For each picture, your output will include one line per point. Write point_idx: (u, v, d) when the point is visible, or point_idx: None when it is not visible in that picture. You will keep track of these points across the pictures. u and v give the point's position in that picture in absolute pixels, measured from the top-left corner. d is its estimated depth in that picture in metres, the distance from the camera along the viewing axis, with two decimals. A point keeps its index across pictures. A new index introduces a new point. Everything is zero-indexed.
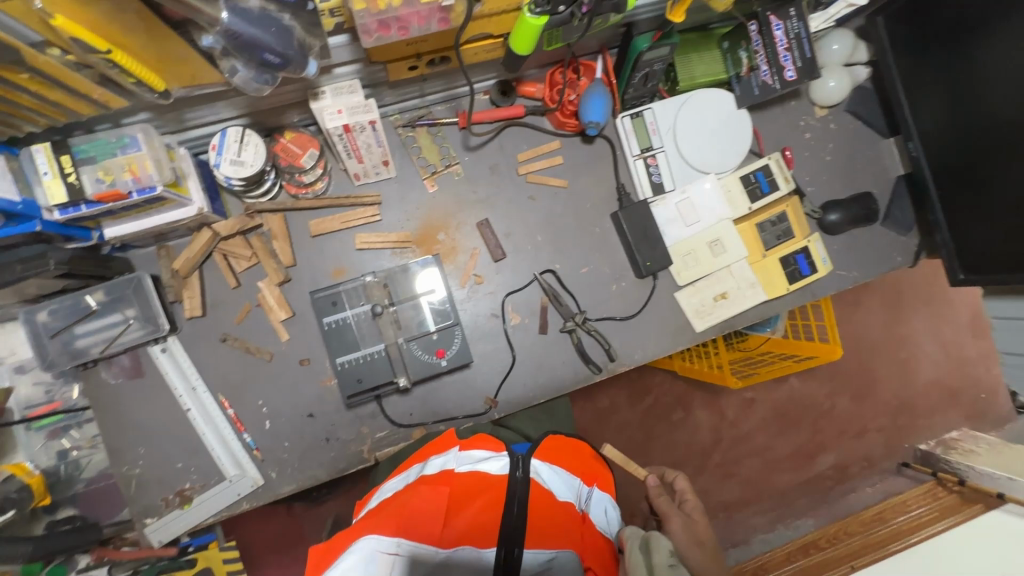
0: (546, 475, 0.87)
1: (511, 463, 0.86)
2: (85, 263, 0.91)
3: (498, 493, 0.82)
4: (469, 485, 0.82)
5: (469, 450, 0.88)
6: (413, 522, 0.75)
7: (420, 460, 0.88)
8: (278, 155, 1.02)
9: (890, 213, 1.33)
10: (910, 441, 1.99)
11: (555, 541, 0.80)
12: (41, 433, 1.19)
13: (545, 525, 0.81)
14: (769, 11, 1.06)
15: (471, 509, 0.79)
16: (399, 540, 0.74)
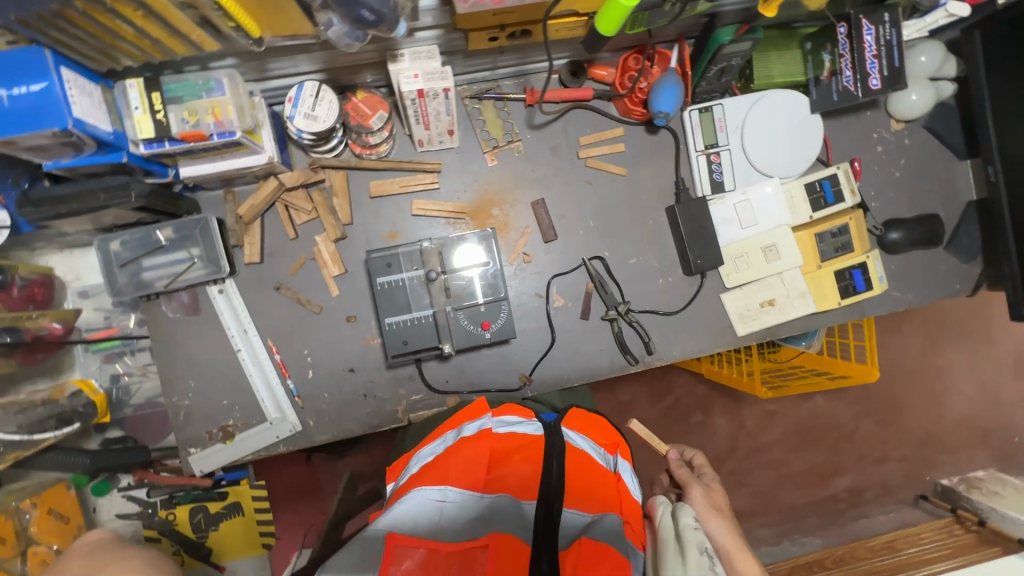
0: (576, 441, 0.91)
1: (544, 427, 0.91)
2: (160, 198, 0.95)
3: (534, 448, 0.87)
4: (507, 443, 0.87)
5: (502, 416, 0.92)
6: (459, 472, 0.81)
7: (454, 428, 0.89)
8: (348, 114, 1.04)
9: (954, 238, 1.28)
10: (931, 475, 1.94)
11: (592, 498, 0.83)
12: (97, 356, 1.23)
13: (581, 483, 0.84)
14: (862, 15, 1.01)
15: (512, 464, 0.84)
16: (446, 490, 0.79)
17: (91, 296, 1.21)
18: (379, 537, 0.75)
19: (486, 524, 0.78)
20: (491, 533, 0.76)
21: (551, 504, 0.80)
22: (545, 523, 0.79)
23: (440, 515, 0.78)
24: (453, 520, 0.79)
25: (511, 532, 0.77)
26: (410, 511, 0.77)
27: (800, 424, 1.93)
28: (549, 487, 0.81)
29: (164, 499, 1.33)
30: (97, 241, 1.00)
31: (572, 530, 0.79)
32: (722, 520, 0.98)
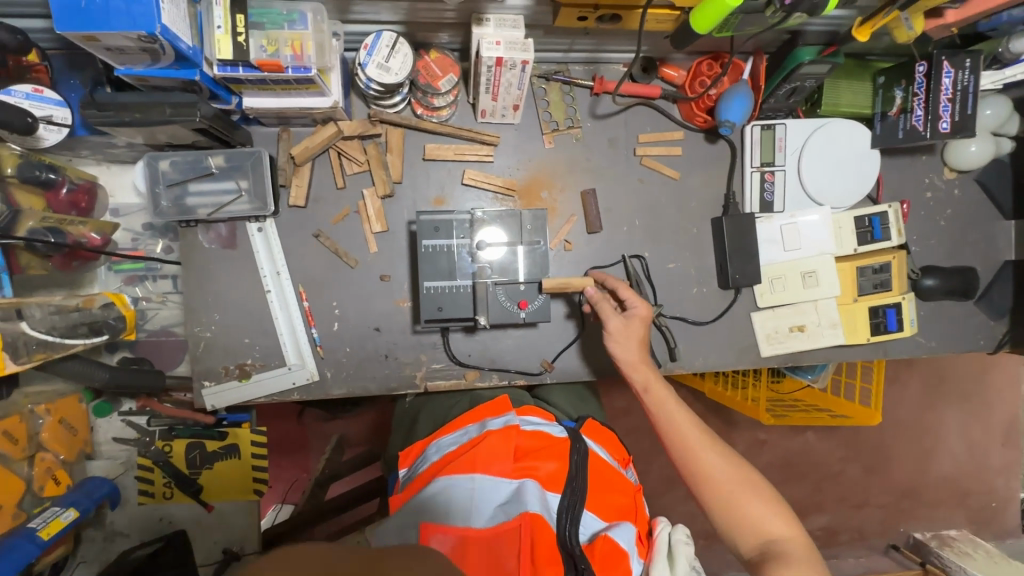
0: (594, 447, 0.91)
1: (567, 430, 0.90)
2: (221, 124, 0.93)
3: (559, 447, 0.85)
4: (531, 441, 0.86)
5: (524, 415, 0.93)
6: (487, 460, 0.79)
7: (476, 421, 0.90)
8: (419, 72, 1.02)
9: (986, 294, 1.29)
10: (906, 526, 1.95)
11: (611, 506, 0.82)
12: (119, 276, 1.21)
13: (602, 490, 0.83)
14: (945, 56, 1.00)
15: (538, 457, 0.82)
16: (476, 477, 0.77)
17: (124, 215, 1.18)
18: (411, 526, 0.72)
19: (518, 505, 0.73)
20: (524, 514, 0.71)
21: (574, 506, 0.77)
22: (569, 513, 0.75)
23: (471, 504, 0.74)
24: (484, 509, 0.74)
25: (541, 513, 0.72)
26: (441, 499, 0.75)
27: (786, 459, 1.90)
28: (575, 485, 0.79)
29: (163, 430, 1.32)
30: (147, 159, 1.00)
31: (591, 531, 0.78)
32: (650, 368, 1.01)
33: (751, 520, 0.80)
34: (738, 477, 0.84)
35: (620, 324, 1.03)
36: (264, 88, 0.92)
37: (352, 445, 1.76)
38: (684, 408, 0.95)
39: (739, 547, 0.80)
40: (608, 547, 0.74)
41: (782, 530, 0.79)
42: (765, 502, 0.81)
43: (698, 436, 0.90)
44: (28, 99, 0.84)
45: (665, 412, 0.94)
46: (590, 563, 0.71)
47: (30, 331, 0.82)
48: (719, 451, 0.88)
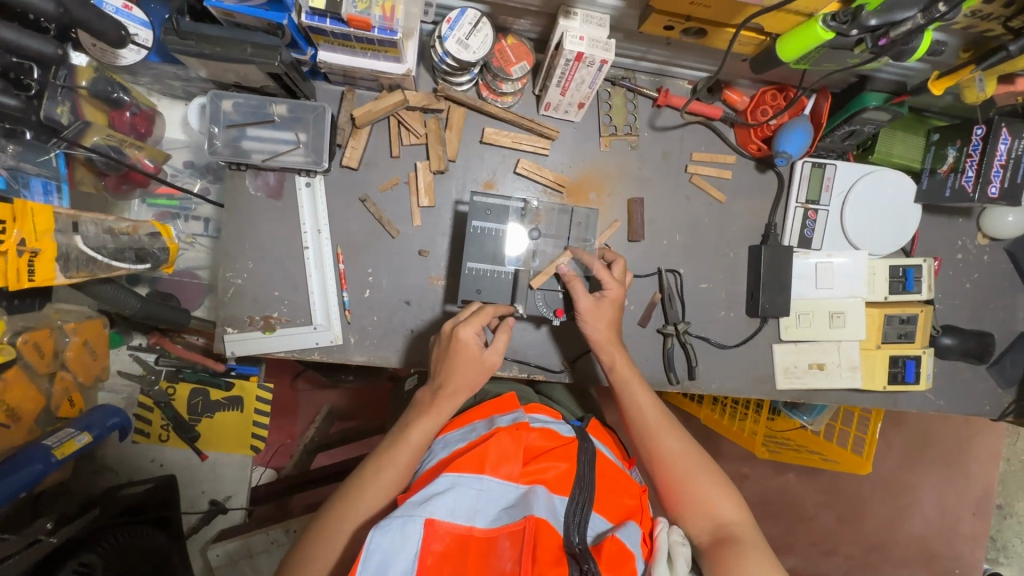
0: (600, 446, 0.90)
1: (573, 429, 0.90)
2: (295, 74, 0.93)
3: (566, 447, 0.84)
4: (542, 440, 0.84)
5: (531, 412, 0.92)
6: (497, 460, 0.75)
7: (484, 416, 0.87)
8: (494, 54, 1.01)
9: (1000, 361, 1.31)
10: None
11: (617, 506, 0.80)
12: (151, 210, 1.19)
13: (610, 489, 0.82)
14: (1005, 122, 1.03)
15: (546, 458, 0.80)
16: (484, 479, 0.73)
17: (169, 150, 1.16)
18: (416, 523, 0.66)
19: (524, 508, 0.71)
20: (529, 516, 0.68)
21: (583, 508, 0.75)
22: (575, 518, 0.74)
23: (476, 506, 0.71)
24: (489, 511, 0.71)
25: (545, 518, 0.70)
26: (448, 496, 0.70)
27: (766, 497, 1.90)
28: (583, 485, 0.78)
29: (170, 371, 1.30)
30: (211, 96, 1.00)
31: (598, 532, 0.76)
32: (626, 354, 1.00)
33: (704, 504, 0.83)
34: (692, 464, 0.87)
35: (591, 304, 0.97)
36: (344, 44, 0.92)
37: (339, 419, 1.75)
38: (649, 394, 0.96)
39: (692, 529, 0.83)
40: (615, 547, 0.70)
41: (735, 514, 0.82)
42: (720, 489, 0.84)
43: (660, 423, 0.92)
44: (117, 14, 0.86)
45: (632, 399, 0.96)
46: (595, 562, 0.68)
47: (83, 247, 0.82)
48: (680, 439, 0.90)
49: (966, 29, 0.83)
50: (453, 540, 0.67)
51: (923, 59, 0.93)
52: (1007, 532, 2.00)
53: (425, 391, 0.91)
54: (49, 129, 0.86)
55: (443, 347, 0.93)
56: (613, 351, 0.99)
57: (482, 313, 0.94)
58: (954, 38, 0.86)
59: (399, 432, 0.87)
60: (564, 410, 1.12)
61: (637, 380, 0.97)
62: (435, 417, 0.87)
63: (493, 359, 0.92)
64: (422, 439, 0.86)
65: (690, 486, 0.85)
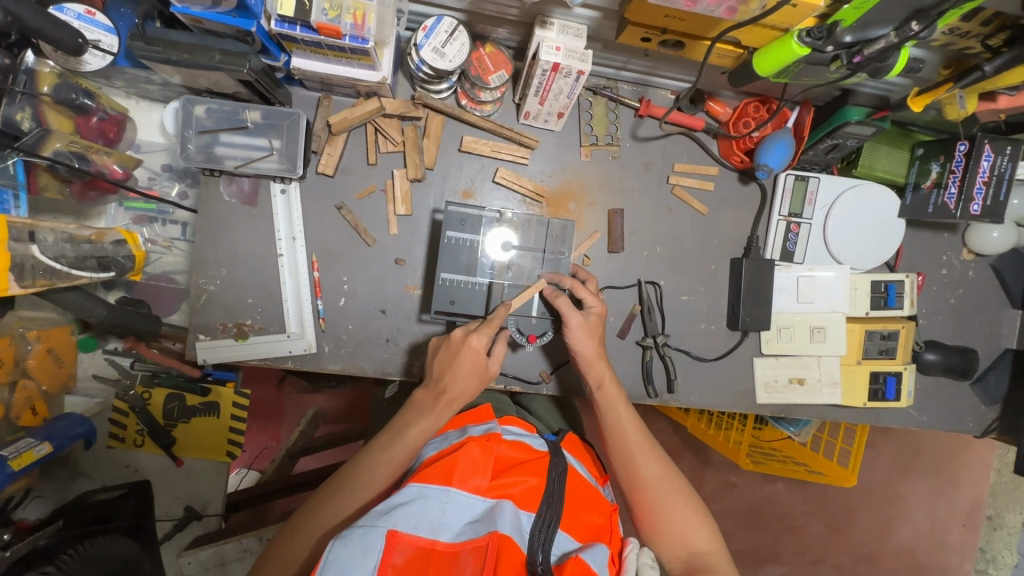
0: (574, 463, 0.87)
1: (546, 444, 0.87)
2: (267, 80, 0.92)
3: (537, 461, 0.81)
4: (513, 451, 0.81)
5: (505, 425, 0.89)
6: (465, 473, 0.73)
7: (456, 427, 0.85)
8: (471, 63, 1.00)
9: (984, 378, 1.29)
10: None
11: (585, 525, 0.78)
12: (128, 214, 1.18)
13: (579, 507, 0.79)
14: (987, 139, 1.02)
15: (516, 472, 0.77)
16: (450, 491, 0.71)
17: (145, 153, 1.15)
18: (377, 534, 0.64)
19: (488, 523, 0.68)
20: (493, 532, 0.66)
21: (549, 526, 0.72)
22: (540, 535, 0.71)
23: (439, 519, 0.68)
24: (453, 524, 0.69)
25: (511, 535, 0.67)
26: (412, 507, 0.68)
27: (752, 507, 1.89)
28: (551, 502, 0.75)
29: (145, 375, 1.29)
30: (184, 101, 0.99)
31: (564, 552, 0.72)
32: (610, 373, 0.98)
33: (678, 531, 0.83)
34: (669, 488, 0.86)
35: (583, 321, 0.96)
36: (317, 51, 0.91)
37: (325, 422, 1.74)
38: (632, 412, 0.94)
39: (662, 554, 0.83)
40: (578, 570, 0.67)
41: (708, 544, 0.82)
42: (694, 517, 0.84)
43: (640, 444, 0.90)
44: (79, 20, 0.84)
45: (614, 417, 0.93)
46: None
47: (40, 256, 0.82)
48: (660, 462, 0.89)
49: (945, 46, 0.82)
50: (414, 554, 0.65)
51: (903, 75, 0.92)
52: (996, 545, 1.98)
53: (423, 392, 0.88)
54: (7, 137, 0.86)
55: (448, 352, 0.91)
56: (596, 368, 0.97)
57: (495, 323, 0.92)
58: (934, 55, 0.85)
59: (396, 430, 0.84)
60: (541, 423, 1.12)
61: (620, 399, 0.95)
62: (433, 420, 0.85)
63: (496, 368, 0.92)
64: (418, 440, 0.83)
65: (664, 512, 0.84)
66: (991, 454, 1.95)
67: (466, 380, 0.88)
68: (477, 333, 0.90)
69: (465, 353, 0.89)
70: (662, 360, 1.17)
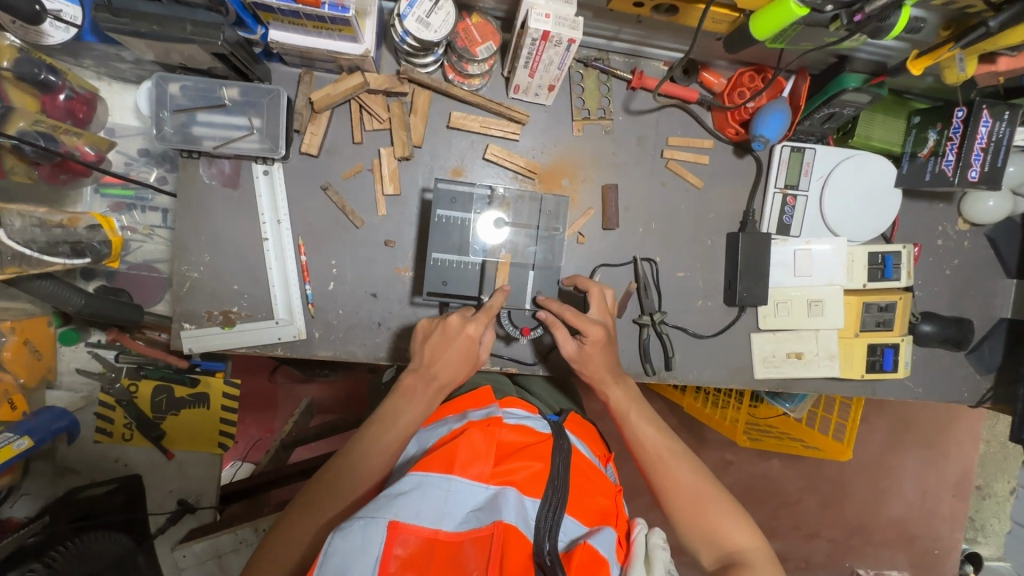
0: (577, 444, 0.86)
1: (549, 425, 0.85)
2: (243, 54, 0.88)
3: (541, 444, 0.78)
4: (515, 435, 0.79)
5: (506, 407, 0.87)
6: (467, 460, 0.70)
7: (456, 412, 0.84)
8: (458, 34, 0.96)
9: (979, 348, 1.29)
10: (852, 562, 1.95)
11: (592, 508, 0.76)
12: (105, 200, 1.14)
13: (586, 488, 0.78)
14: (985, 105, 1.00)
15: (520, 457, 0.75)
16: (453, 479, 0.68)
17: (120, 137, 1.11)
18: (378, 525, 0.62)
19: (492, 511, 0.67)
20: (497, 522, 0.65)
21: (555, 511, 0.70)
22: (547, 522, 0.69)
23: (442, 507, 0.67)
24: (456, 513, 0.67)
25: (516, 524, 0.66)
26: (413, 496, 0.66)
27: (749, 484, 1.90)
28: (556, 486, 0.73)
29: (131, 368, 1.26)
30: (156, 79, 0.94)
31: (570, 538, 0.71)
32: (623, 387, 0.98)
33: (715, 532, 0.82)
34: (700, 492, 0.85)
35: (575, 350, 0.97)
36: (295, 22, 0.87)
37: (321, 412, 1.72)
38: (652, 422, 0.93)
39: (703, 557, 0.83)
40: (587, 556, 0.66)
41: (748, 541, 0.81)
42: (729, 516, 0.82)
43: (665, 452, 0.89)
44: None
45: (635, 430, 0.93)
46: (564, 572, 0.64)
47: (8, 241, 0.80)
48: (688, 465, 0.88)
49: (946, 5, 0.79)
50: (418, 544, 0.63)
51: (902, 37, 0.89)
52: (987, 513, 2.01)
53: (411, 376, 0.87)
54: None
55: (437, 335, 0.89)
56: (609, 388, 0.98)
57: (488, 312, 0.90)
58: (935, 14, 0.82)
59: (386, 418, 0.82)
60: (543, 403, 1.09)
61: (636, 413, 0.95)
62: (425, 404, 0.85)
63: (485, 355, 0.92)
64: (410, 428, 0.83)
65: (699, 515, 0.83)
66: (982, 424, 1.97)
67: (457, 365, 0.88)
68: (474, 320, 0.89)
69: (460, 340, 0.88)
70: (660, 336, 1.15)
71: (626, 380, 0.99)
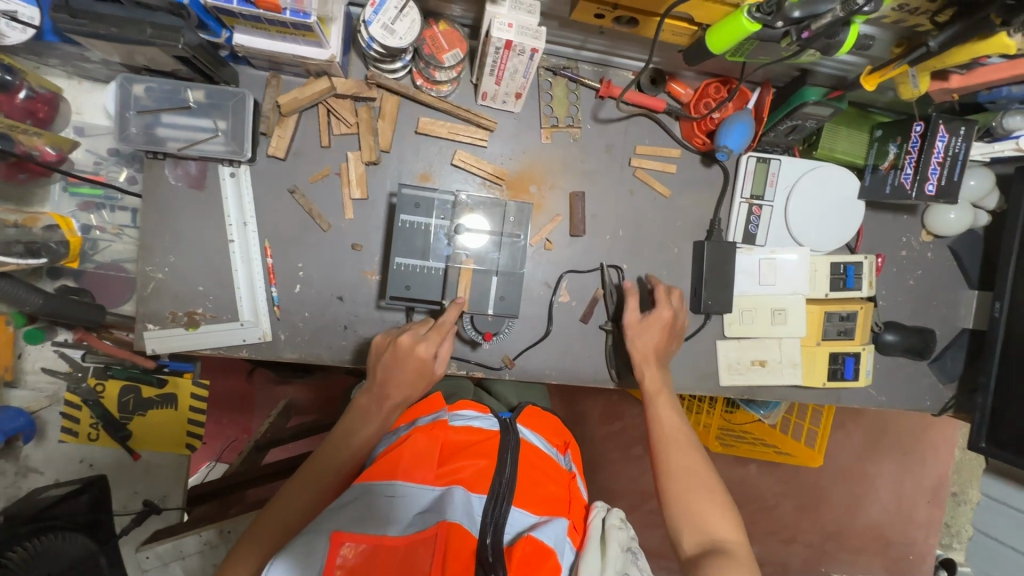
0: (527, 435, 0.86)
1: (499, 422, 0.84)
2: (207, 57, 0.88)
3: (486, 441, 0.79)
4: (460, 434, 0.80)
5: (458, 409, 0.87)
6: (409, 466, 0.71)
7: (408, 420, 0.86)
8: (424, 41, 0.97)
9: (942, 357, 1.31)
10: (826, 567, 1.96)
11: (543, 496, 0.76)
12: (74, 199, 1.14)
13: (535, 477, 0.78)
14: (942, 120, 1.02)
15: (466, 455, 0.75)
16: (395, 485, 0.69)
17: (89, 136, 1.11)
18: (321, 538, 0.63)
19: (436, 512, 0.67)
20: (441, 522, 0.64)
21: (500, 505, 0.70)
22: (491, 518, 0.68)
23: (387, 514, 0.67)
24: (401, 517, 0.67)
25: (461, 521, 0.66)
26: (356, 506, 0.66)
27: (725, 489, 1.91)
28: (502, 478, 0.73)
29: (98, 368, 1.25)
30: (121, 81, 0.94)
31: (519, 529, 0.70)
32: (658, 371, 1.04)
33: (701, 519, 0.84)
34: (704, 479, 0.88)
35: (636, 320, 1.06)
36: (258, 27, 0.87)
37: (296, 414, 1.72)
38: (674, 411, 0.99)
39: (683, 541, 0.84)
40: (530, 548, 0.65)
41: (731, 537, 0.82)
42: (723, 511, 0.85)
43: (679, 435, 0.95)
44: None
45: (657, 411, 0.98)
46: (508, 565, 0.64)
47: None
48: (695, 453, 0.92)
49: (895, 23, 0.81)
50: (361, 552, 0.62)
51: (857, 53, 0.91)
52: (960, 519, 2.02)
53: (366, 397, 0.88)
54: None
55: (390, 357, 0.89)
56: (644, 371, 1.04)
57: (443, 330, 0.92)
58: (885, 32, 0.84)
59: (342, 437, 0.85)
60: (500, 404, 1.14)
61: (664, 395, 1.01)
62: (379, 423, 0.86)
63: (440, 369, 0.94)
64: (364, 446, 0.85)
65: (695, 498, 0.86)
66: (954, 432, 2.00)
67: (409, 385, 0.88)
68: (424, 340, 0.89)
69: (411, 360, 0.88)
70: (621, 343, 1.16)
71: (665, 369, 1.06)
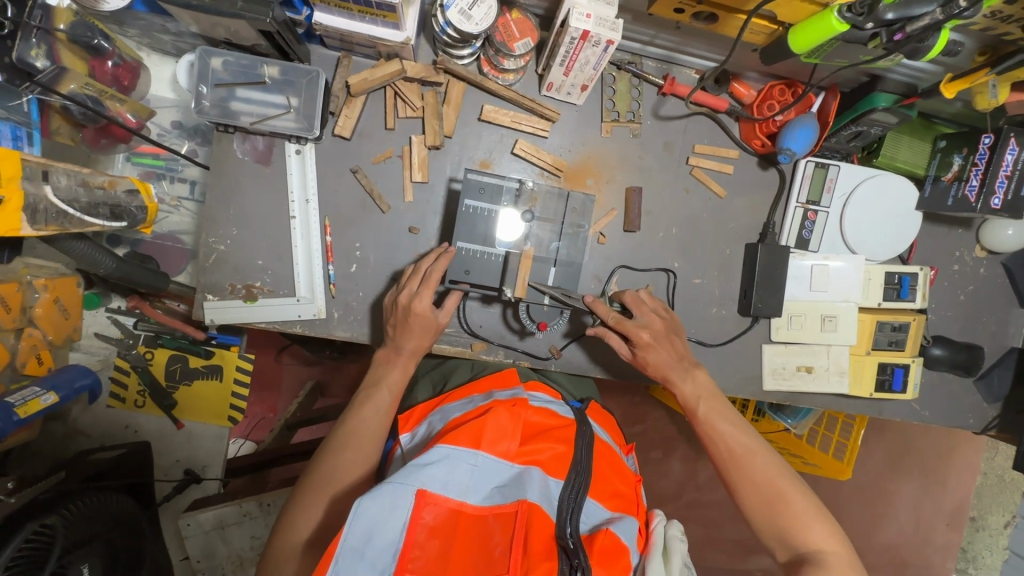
0: (597, 430, 0.90)
1: (573, 412, 0.88)
2: (288, 33, 0.90)
3: (565, 428, 0.81)
4: (539, 416, 0.82)
5: (532, 391, 0.92)
6: (494, 438, 0.72)
7: (482, 392, 0.88)
8: (497, 28, 0.97)
9: (988, 376, 1.30)
10: None
11: (613, 493, 0.79)
12: (135, 168, 1.18)
13: (607, 473, 0.81)
14: (1013, 133, 1.01)
15: (545, 439, 0.77)
16: (479, 454, 0.70)
17: (156, 107, 1.15)
18: (406, 492, 0.63)
19: (517, 490, 0.68)
20: (522, 500, 0.66)
21: (578, 495, 0.72)
22: (569, 505, 0.71)
23: (469, 481, 0.68)
24: (481, 488, 0.68)
25: (540, 503, 0.67)
26: (441, 467, 0.66)
27: None
28: (580, 469, 0.75)
29: (148, 336, 1.28)
30: (199, 53, 0.96)
31: (593, 522, 0.73)
32: (691, 382, 1.00)
33: (796, 530, 0.85)
34: (778, 488, 0.88)
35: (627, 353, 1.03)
36: (341, 6, 0.89)
37: (325, 394, 1.72)
38: (731, 421, 0.96)
39: (777, 552, 0.87)
40: (609, 542, 0.67)
41: (828, 542, 0.83)
42: (812, 517, 0.85)
43: (746, 445, 0.93)
44: None
45: (709, 425, 0.97)
46: (587, 557, 0.65)
47: (52, 199, 0.82)
48: (769, 459, 0.91)
49: (984, 31, 0.80)
50: (443, 516, 0.65)
51: (937, 60, 0.90)
52: (979, 545, 1.96)
53: (385, 350, 0.99)
54: (23, 73, 0.87)
55: (399, 317, 0.97)
56: (678, 384, 1.00)
57: (432, 281, 0.96)
58: (972, 40, 0.83)
59: (369, 388, 0.94)
60: (564, 390, 1.12)
61: (712, 410, 0.98)
62: (400, 369, 0.96)
63: (446, 319, 0.98)
64: (393, 391, 0.94)
65: (777, 513, 0.86)
66: (978, 455, 1.95)
67: (420, 336, 0.97)
68: (420, 298, 0.95)
69: (415, 321, 0.95)
70: (624, 311, 1.07)
71: (694, 373, 1.01)
